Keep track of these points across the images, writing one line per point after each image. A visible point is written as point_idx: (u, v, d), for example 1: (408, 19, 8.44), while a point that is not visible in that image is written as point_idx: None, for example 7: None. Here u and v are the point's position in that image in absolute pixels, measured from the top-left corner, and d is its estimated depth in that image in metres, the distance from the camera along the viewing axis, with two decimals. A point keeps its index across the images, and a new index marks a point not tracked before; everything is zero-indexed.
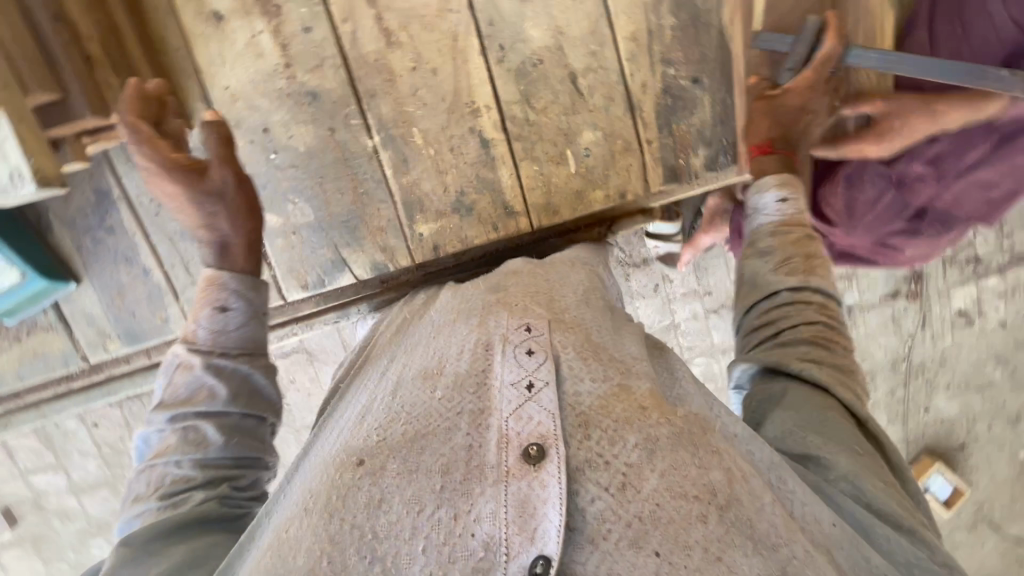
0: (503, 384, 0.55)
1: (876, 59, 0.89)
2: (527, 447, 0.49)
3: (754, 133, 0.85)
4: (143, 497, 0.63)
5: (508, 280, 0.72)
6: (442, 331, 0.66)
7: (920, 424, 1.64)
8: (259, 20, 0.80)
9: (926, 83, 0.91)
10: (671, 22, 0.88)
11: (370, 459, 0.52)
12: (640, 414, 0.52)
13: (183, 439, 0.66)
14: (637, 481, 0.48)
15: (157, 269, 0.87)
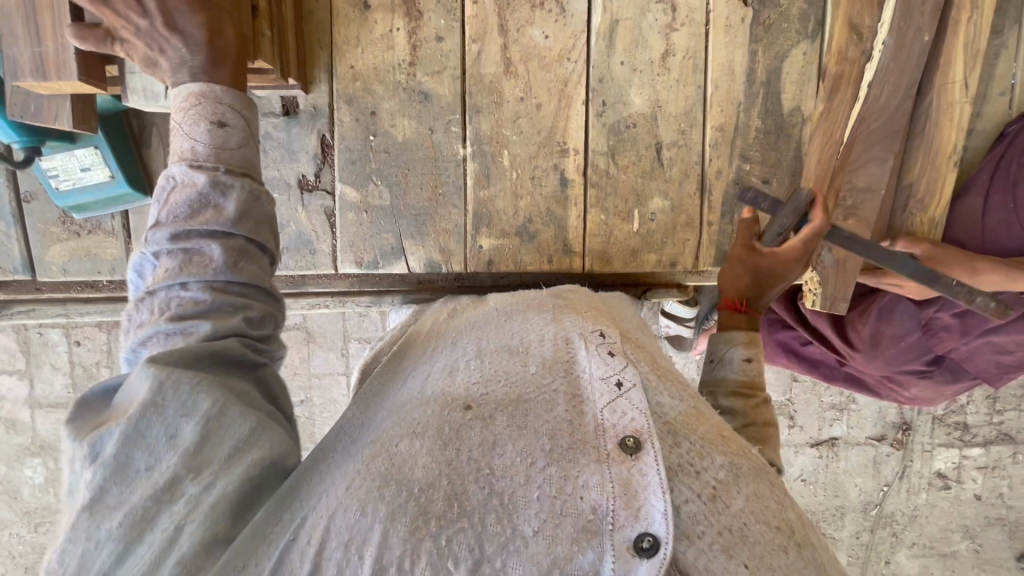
0: (593, 377, 0.64)
1: (932, 208, 0.98)
2: (625, 438, 0.58)
3: (732, 286, 0.89)
4: (149, 322, 0.56)
5: (576, 297, 0.83)
6: (513, 321, 0.77)
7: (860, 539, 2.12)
8: (400, 19, 0.88)
9: (972, 241, 1.01)
10: (758, 124, 0.97)
11: (479, 407, 0.61)
12: (722, 441, 0.62)
13: (185, 263, 0.57)
14: (726, 497, 0.57)
15: None
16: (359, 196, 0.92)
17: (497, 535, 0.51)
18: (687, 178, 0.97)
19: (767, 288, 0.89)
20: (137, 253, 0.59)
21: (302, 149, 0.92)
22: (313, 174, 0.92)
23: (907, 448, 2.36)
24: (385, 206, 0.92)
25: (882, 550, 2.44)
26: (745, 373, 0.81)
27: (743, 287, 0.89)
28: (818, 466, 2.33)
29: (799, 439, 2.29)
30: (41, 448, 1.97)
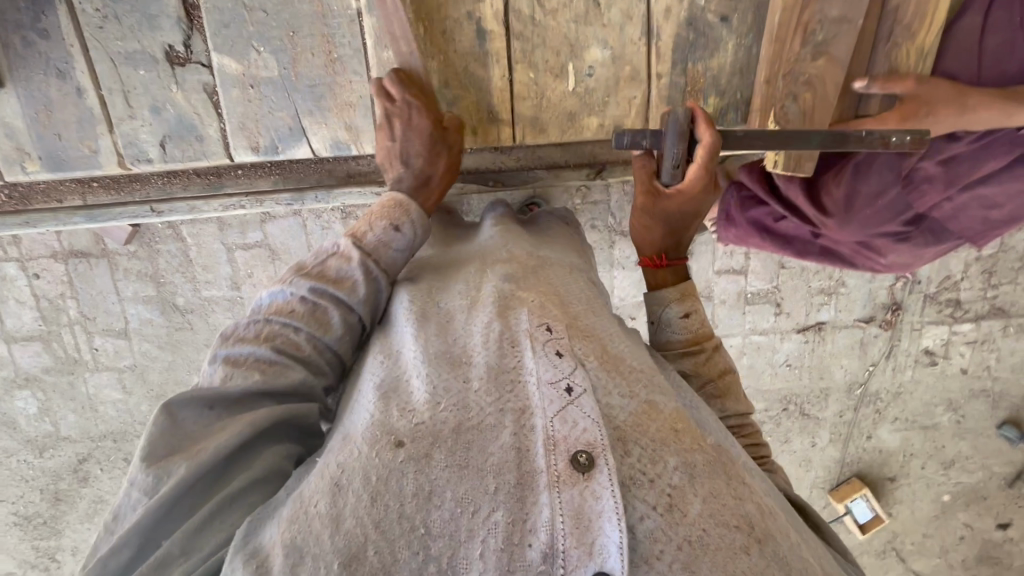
0: (542, 382, 0.78)
1: (923, 36, 0.98)
2: (577, 455, 0.71)
3: (647, 242, 1.07)
4: (251, 340, 0.87)
5: (541, 288, 0.93)
6: (455, 320, 0.89)
7: (858, 444, 2.53)
8: None
9: (966, 70, 1.02)
10: None
11: (410, 443, 0.74)
12: (670, 437, 0.77)
13: (309, 313, 0.90)
14: (681, 504, 0.72)
15: (90, 92, 1.15)
16: (238, 66, 1.15)
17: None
18: (628, 24, 1.10)
19: (676, 233, 1.06)
20: (280, 286, 0.92)
21: (161, 14, 1.12)
22: (179, 42, 1.13)
23: (896, 328, 2.33)
24: (274, 77, 1.16)
25: (865, 427, 2.50)
26: (688, 331, 1.02)
27: (655, 238, 1.06)
28: (804, 352, 2.32)
29: (785, 326, 2.26)
30: (28, 380, 2.00)
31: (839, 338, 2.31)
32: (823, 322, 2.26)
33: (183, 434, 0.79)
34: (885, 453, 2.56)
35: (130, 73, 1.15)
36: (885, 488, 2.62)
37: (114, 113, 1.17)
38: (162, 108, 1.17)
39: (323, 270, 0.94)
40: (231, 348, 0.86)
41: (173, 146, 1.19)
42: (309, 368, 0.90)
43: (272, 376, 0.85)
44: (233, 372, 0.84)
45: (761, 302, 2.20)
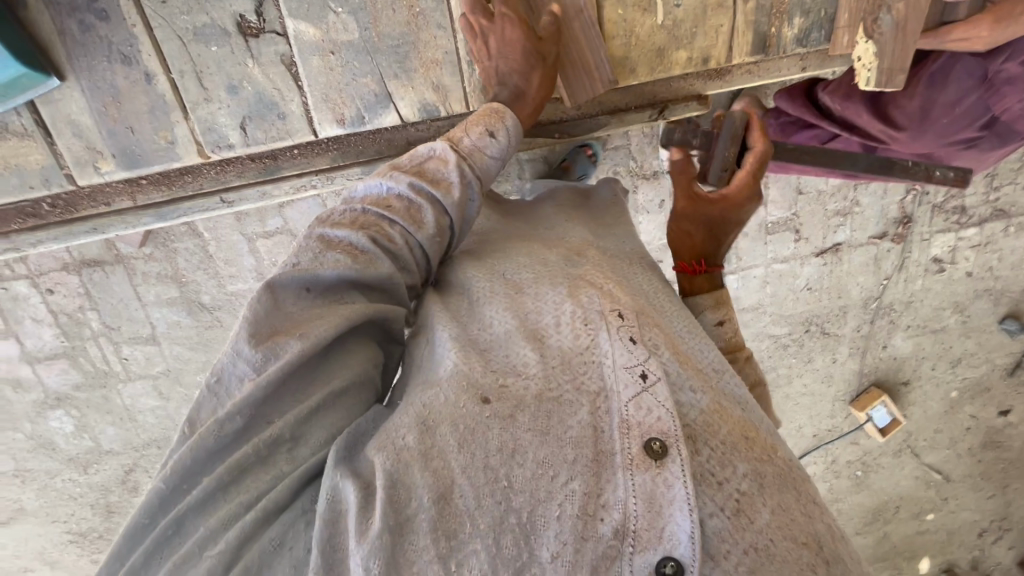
0: (617, 365, 0.71)
1: None
2: (652, 440, 0.64)
3: (686, 246, 1.02)
4: (346, 225, 0.82)
5: (587, 273, 0.84)
6: (526, 291, 0.83)
7: (875, 355, 2.66)
8: None
9: None
10: None
11: (497, 403, 0.68)
12: (745, 443, 0.69)
13: (404, 209, 0.86)
14: (750, 511, 0.63)
15: (160, 79, 1.13)
16: (316, 33, 1.13)
17: (517, 533, 0.60)
18: None
19: (716, 236, 1.02)
20: (379, 178, 0.88)
21: None
22: (254, 14, 1.11)
23: (907, 240, 2.40)
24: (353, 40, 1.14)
25: (880, 338, 2.62)
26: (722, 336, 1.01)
27: (694, 245, 1.01)
28: (823, 274, 2.39)
29: (805, 251, 2.31)
30: (59, 399, 1.94)
31: (855, 257, 2.38)
32: (840, 243, 2.32)
33: (289, 317, 0.73)
34: (899, 361, 2.70)
35: (201, 52, 1.12)
36: (900, 392, 2.78)
37: (187, 98, 1.15)
38: (239, 87, 1.16)
39: (420, 166, 0.90)
40: (328, 231, 0.80)
41: (253, 128, 1.19)
42: (400, 266, 0.85)
43: (368, 268, 0.79)
44: (329, 254, 0.78)
45: (782, 230, 2.24)
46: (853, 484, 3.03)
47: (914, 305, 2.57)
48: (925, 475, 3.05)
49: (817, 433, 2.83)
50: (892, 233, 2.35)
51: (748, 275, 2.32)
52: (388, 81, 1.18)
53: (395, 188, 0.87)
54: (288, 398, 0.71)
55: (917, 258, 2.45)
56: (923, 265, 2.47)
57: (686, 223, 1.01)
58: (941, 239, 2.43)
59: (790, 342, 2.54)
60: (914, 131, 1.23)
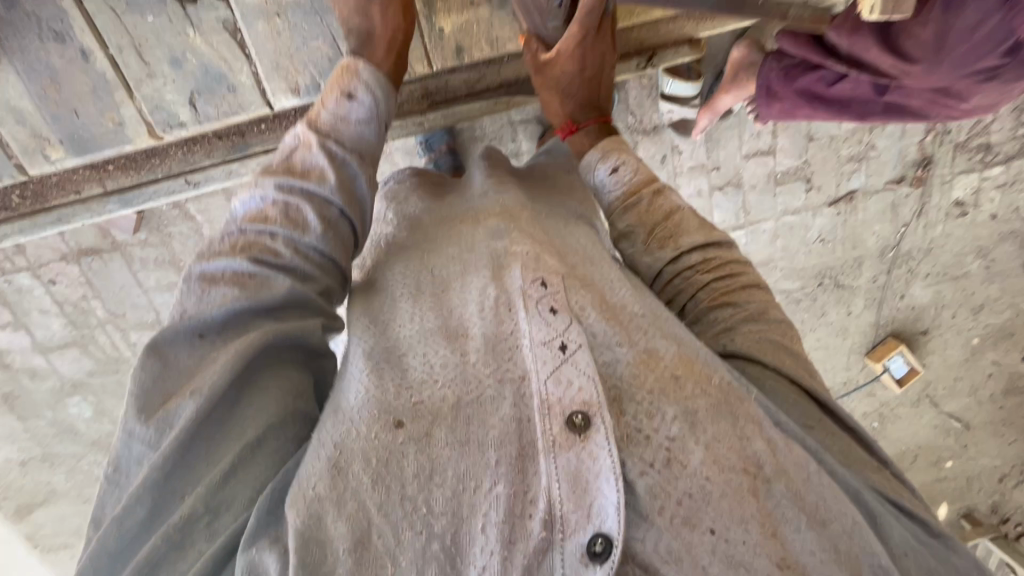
0: (535, 341, 0.67)
1: None
2: (573, 414, 0.61)
3: (554, 107, 1.15)
4: (226, 253, 0.78)
5: (514, 245, 0.79)
6: (451, 289, 0.78)
7: (891, 305, 2.57)
8: None
9: None
10: None
11: (411, 424, 0.63)
12: (675, 386, 0.65)
13: (282, 216, 0.82)
14: (681, 455, 0.61)
15: (100, 56, 1.20)
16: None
17: (442, 560, 0.57)
18: None
19: (578, 97, 1.12)
20: (245, 192, 0.84)
21: None
22: None
23: (927, 183, 2.27)
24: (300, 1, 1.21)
25: (897, 288, 2.53)
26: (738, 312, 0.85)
27: (561, 101, 1.13)
28: (836, 224, 2.29)
29: (816, 201, 2.21)
30: (75, 386, 1.99)
31: (871, 204, 2.27)
32: (855, 191, 2.21)
33: (176, 375, 0.71)
34: (918, 310, 2.62)
35: (136, 23, 1.19)
36: (918, 342, 2.71)
37: (130, 75, 1.23)
38: (182, 59, 1.23)
39: (284, 165, 0.87)
40: (206, 265, 0.77)
41: (204, 102, 1.27)
42: (296, 275, 0.81)
43: (256, 288, 0.76)
44: (215, 289, 0.75)
45: (792, 181, 2.14)
46: (870, 435, 3.00)
47: (935, 251, 2.46)
48: (944, 423, 3.01)
49: (832, 387, 2.78)
50: (911, 177, 2.23)
51: (757, 229, 2.23)
52: (337, 43, 1.25)
53: (265, 194, 0.83)
54: (213, 445, 0.68)
55: (938, 202, 2.33)
56: (945, 209, 2.35)
57: (545, 93, 1.14)
58: (965, 180, 2.29)
59: (803, 297, 2.47)
60: (929, 64, 1.14)
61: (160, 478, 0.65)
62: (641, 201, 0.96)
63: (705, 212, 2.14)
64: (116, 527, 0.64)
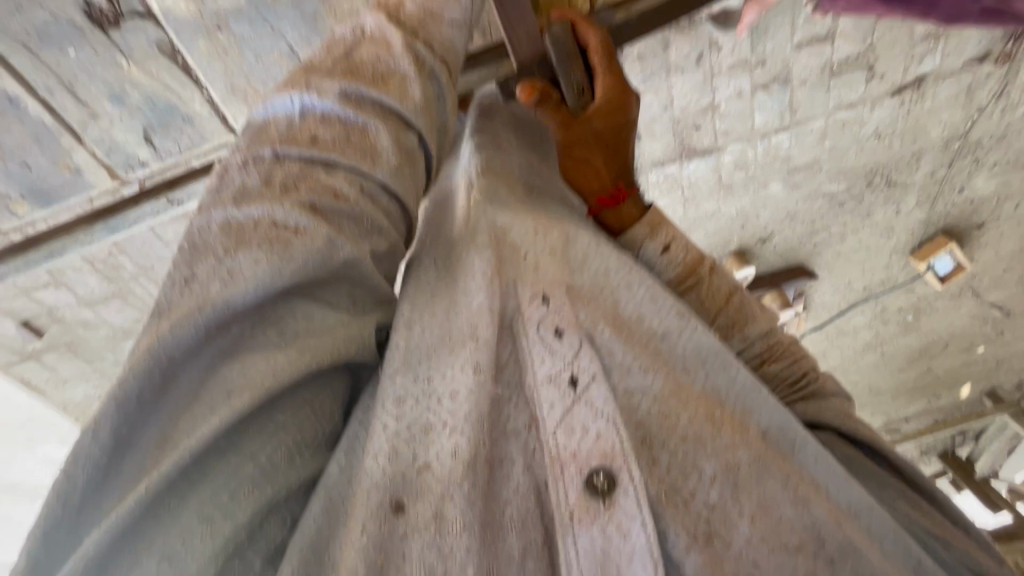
0: (543, 379, 0.61)
1: None
2: (595, 475, 0.57)
3: (594, 177, 0.90)
4: (261, 197, 0.58)
5: (521, 232, 0.73)
6: (456, 285, 0.69)
7: (948, 201, 2.36)
8: None
9: None
10: None
11: (417, 506, 0.53)
12: (713, 436, 0.61)
13: (342, 137, 0.63)
14: (727, 535, 0.58)
15: (33, 109, 1.12)
16: (190, 7, 1.05)
17: None
18: None
19: (619, 160, 0.91)
20: (287, 97, 0.65)
21: None
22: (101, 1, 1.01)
23: (1018, 59, 1.92)
24: (241, 7, 1.07)
25: (957, 180, 2.29)
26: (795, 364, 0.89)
27: (597, 171, 0.90)
28: (898, 116, 2.02)
29: (877, 91, 1.92)
30: (128, 331, 2.12)
31: (942, 90, 1.96)
32: (926, 76, 1.90)
33: (171, 403, 0.50)
34: (977, 203, 2.40)
35: (59, 59, 1.07)
36: (970, 236, 2.53)
37: (72, 119, 1.16)
38: (124, 94, 1.15)
39: (343, 68, 0.68)
40: (232, 211, 0.57)
41: (161, 133, 1.23)
42: (361, 227, 0.61)
43: (301, 256, 0.55)
44: (237, 254, 0.54)
45: (852, 71, 1.84)
46: (903, 329, 2.97)
47: (1012, 139, 2.17)
48: (985, 313, 2.92)
49: (869, 287, 2.69)
50: (1001, 52, 1.88)
51: (804, 131, 1.99)
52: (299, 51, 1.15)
53: (320, 107, 0.64)
54: (197, 530, 0.47)
55: None
56: None
57: (568, 161, 0.91)
58: None
59: (849, 199, 2.28)
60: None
61: (119, 555, 0.45)
62: (700, 286, 0.89)
63: (745, 115, 1.90)
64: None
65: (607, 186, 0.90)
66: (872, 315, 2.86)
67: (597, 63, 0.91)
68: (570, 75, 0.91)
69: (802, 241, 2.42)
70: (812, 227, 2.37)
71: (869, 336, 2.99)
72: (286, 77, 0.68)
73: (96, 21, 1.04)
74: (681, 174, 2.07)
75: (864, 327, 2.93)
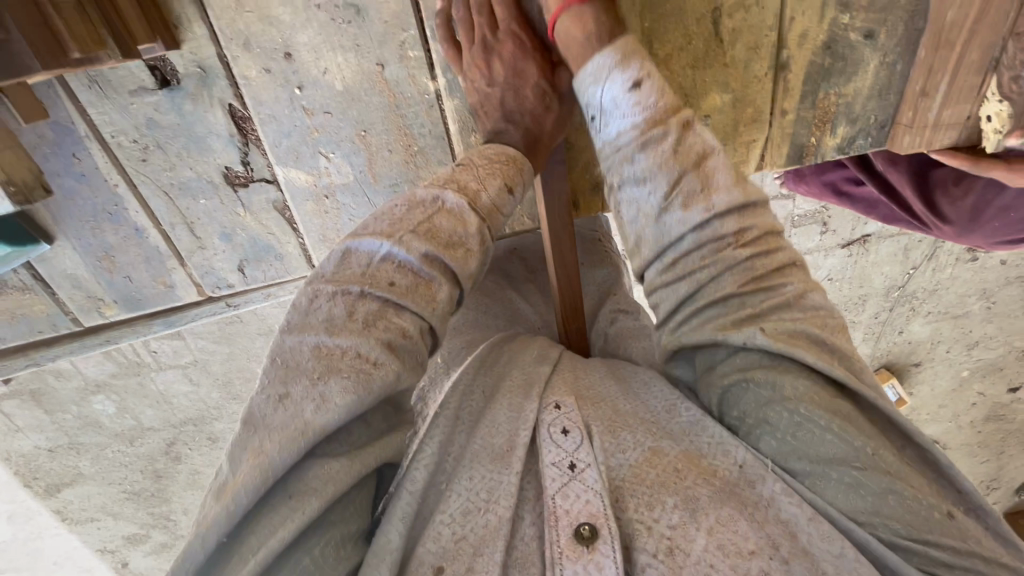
0: (547, 463, 0.71)
1: None
2: (580, 526, 0.65)
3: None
4: (344, 327, 0.65)
5: (552, 385, 0.82)
6: (482, 421, 0.77)
7: (890, 340, 2.64)
8: None
9: None
10: None
11: (450, 565, 0.63)
12: (675, 479, 0.68)
13: (411, 285, 0.69)
14: (684, 545, 0.63)
15: (151, 230, 1.13)
16: (309, 178, 1.13)
17: None
18: (755, 60, 1.07)
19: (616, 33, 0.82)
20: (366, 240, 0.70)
21: (210, 133, 1.06)
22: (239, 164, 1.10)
23: None
24: (349, 183, 1.15)
25: (897, 324, 2.58)
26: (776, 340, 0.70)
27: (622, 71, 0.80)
28: (847, 265, 2.31)
29: (830, 243, 2.22)
30: None
31: (884, 248, 2.29)
32: (869, 236, 2.23)
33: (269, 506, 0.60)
34: (915, 344, 2.68)
35: (189, 206, 1.12)
36: (909, 372, 2.79)
37: (183, 247, 1.17)
38: (232, 234, 1.18)
39: (426, 225, 0.72)
40: (322, 338, 0.64)
41: (252, 269, 1.22)
42: (417, 361, 0.68)
43: (380, 384, 0.63)
44: (327, 379, 0.62)
45: (809, 223, 2.14)
46: None
47: (942, 296, 2.51)
48: None
49: None
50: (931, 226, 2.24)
51: None
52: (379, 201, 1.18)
53: (400, 259, 0.70)
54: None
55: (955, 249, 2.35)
56: (960, 257, 2.38)
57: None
58: None
59: None
60: (959, 228, 1.22)
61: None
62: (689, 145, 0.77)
63: None
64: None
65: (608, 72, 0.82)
66: None
67: None
68: None
69: None
70: None
71: None
72: (376, 217, 0.74)
73: (229, 180, 1.12)
74: None
75: None
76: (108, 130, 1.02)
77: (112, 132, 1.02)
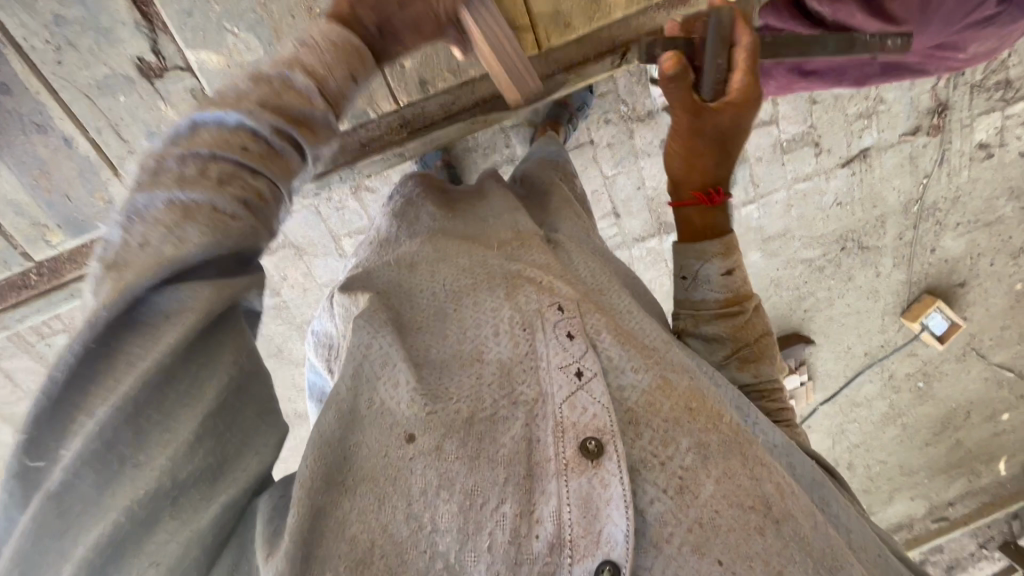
0: (551, 366, 0.65)
1: None
2: (586, 440, 0.61)
3: (696, 174, 0.95)
4: (195, 183, 0.58)
5: (524, 270, 0.76)
6: (460, 307, 0.73)
7: (924, 263, 2.38)
8: None
9: None
10: None
11: (422, 437, 0.60)
12: (688, 417, 0.64)
13: (263, 149, 0.61)
14: (694, 487, 0.60)
15: (77, 139, 1.22)
16: (220, 59, 1.16)
17: None
18: None
19: (721, 148, 0.92)
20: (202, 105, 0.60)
21: (117, 24, 1.11)
22: (150, 53, 1.14)
23: (946, 131, 2.06)
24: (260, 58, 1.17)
25: (926, 242, 2.33)
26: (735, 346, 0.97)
27: (717, 222, 0.97)
28: (853, 185, 2.15)
29: (829, 164, 2.08)
30: None
31: (889, 160, 2.11)
32: (868, 149, 2.06)
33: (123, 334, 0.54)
34: (951, 262, 2.39)
35: (110, 105, 1.19)
36: (956, 295, 2.47)
37: (112, 155, 1.24)
38: (157, 131, 1.22)
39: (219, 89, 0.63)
40: (174, 193, 0.57)
41: None
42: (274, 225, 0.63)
43: (239, 233, 0.58)
44: (182, 225, 0.56)
45: (801, 147, 2.02)
46: (920, 403, 2.78)
47: (972, 202, 2.25)
48: (996, 375, 2.69)
49: (869, 352, 2.62)
50: (935, 123, 2.03)
51: (768, 202, 2.14)
52: None
53: (236, 119, 0.60)
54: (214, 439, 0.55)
55: (976, 140, 2.10)
56: (981, 144, 2.11)
57: (679, 162, 0.94)
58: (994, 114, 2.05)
59: (826, 263, 2.36)
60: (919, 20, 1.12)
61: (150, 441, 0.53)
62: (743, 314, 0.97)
63: None
64: (54, 506, 0.50)
65: (706, 186, 0.96)
66: (881, 384, 2.72)
67: (739, 67, 0.86)
68: (716, 62, 0.86)
69: (789, 309, 2.47)
70: (796, 308, 2.48)
71: (886, 411, 2.81)
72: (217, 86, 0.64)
73: (145, 74, 1.17)
74: (664, 248, 1.92)
75: (874, 398, 2.77)
76: (20, 33, 1.10)
77: (28, 37, 1.10)
